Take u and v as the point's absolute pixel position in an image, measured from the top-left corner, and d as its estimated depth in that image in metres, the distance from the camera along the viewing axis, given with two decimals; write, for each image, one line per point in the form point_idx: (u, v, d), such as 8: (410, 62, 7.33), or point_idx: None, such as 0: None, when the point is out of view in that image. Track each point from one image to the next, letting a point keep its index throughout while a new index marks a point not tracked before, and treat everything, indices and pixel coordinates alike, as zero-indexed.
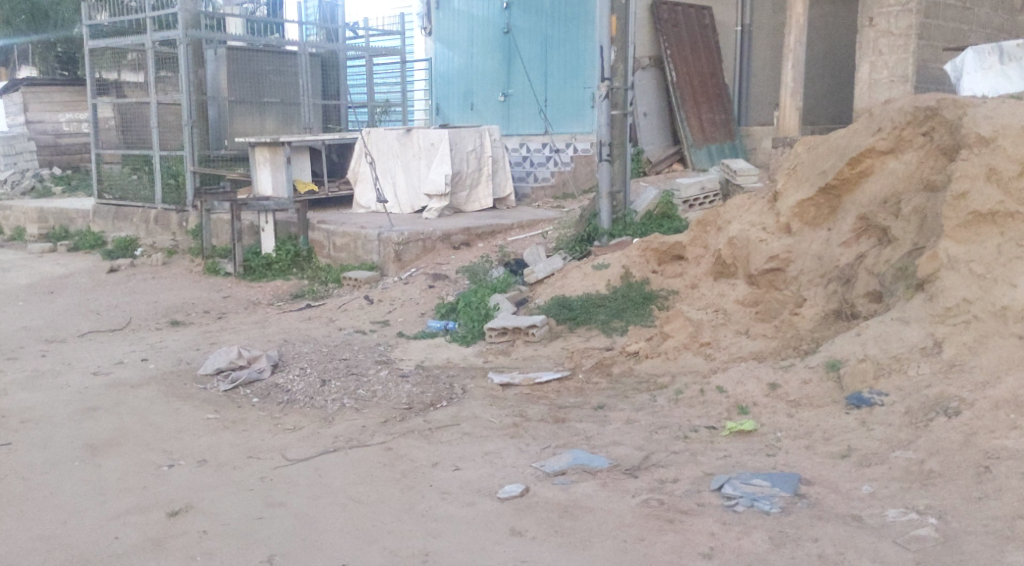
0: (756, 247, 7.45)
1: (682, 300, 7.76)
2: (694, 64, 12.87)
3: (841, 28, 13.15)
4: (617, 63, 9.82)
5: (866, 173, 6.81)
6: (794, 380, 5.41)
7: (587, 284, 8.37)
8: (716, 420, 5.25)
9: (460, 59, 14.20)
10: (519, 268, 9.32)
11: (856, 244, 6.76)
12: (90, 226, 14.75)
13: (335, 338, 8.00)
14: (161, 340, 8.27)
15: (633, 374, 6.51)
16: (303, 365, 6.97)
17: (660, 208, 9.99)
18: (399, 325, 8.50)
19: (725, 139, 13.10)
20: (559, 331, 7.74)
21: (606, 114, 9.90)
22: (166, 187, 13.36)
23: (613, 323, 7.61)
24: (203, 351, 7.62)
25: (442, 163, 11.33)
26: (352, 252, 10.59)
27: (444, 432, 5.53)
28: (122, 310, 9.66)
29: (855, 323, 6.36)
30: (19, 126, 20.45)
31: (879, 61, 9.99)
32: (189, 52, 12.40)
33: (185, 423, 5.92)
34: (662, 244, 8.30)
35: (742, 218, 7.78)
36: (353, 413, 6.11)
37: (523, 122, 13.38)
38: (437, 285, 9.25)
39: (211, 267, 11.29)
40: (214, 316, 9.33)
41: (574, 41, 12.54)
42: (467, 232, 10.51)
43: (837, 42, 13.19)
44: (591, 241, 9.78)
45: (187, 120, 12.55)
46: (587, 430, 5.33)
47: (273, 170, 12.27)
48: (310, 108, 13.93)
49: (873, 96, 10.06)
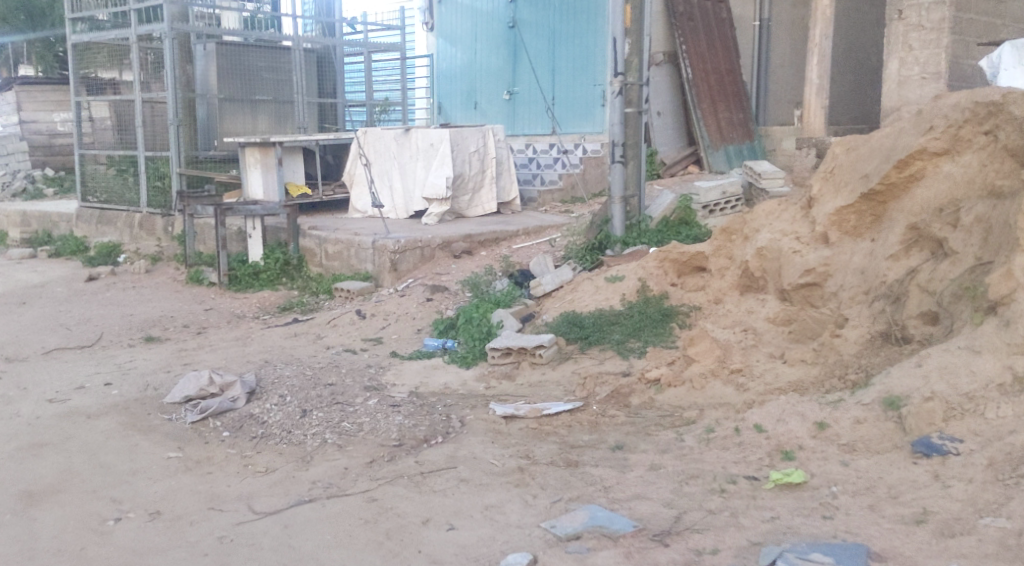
0: (789, 259, 6.74)
1: (706, 317, 7.03)
2: (711, 60, 12.09)
3: (865, 22, 12.32)
4: (632, 58, 9.12)
5: (916, 177, 6.06)
6: (846, 420, 4.62)
7: (599, 299, 7.61)
8: (757, 469, 4.48)
9: (463, 55, 13.42)
10: (525, 279, 8.58)
11: (906, 257, 5.97)
12: (75, 231, 14.02)
13: (321, 359, 7.23)
14: (130, 360, 7.53)
15: (654, 406, 5.73)
16: (284, 392, 6.20)
17: (677, 214, 9.27)
18: (393, 344, 7.73)
19: (744, 139, 12.25)
20: (569, 352, 6.97)
21: (619, 112, 9.15)
22: (152, 190, 12.63)
23: (629, 343, 6.84)
24: (175, 374, 6.87)
25: (442, 165, 10.58)
26: (344, 261, 9.82)
27: (438, 479, 4.76)
28: (93, 324, 8.92)
29: (907, 347, 5.59)
30: (12, 125, 19.74)
31: (910, 57, 8.96)
32: (174, 46, 11.70)
33: (140, 464, 5.17)
34: (681, 253, 7.63)
35: (772, 226, 7.14)
36: (334, 451, 5.35)
37: (530, 121, 12.61)
38: (436, 297, 8.50)
39: (195, 276, 10.54)
40: (192, 332, 8.60)
41: (583, 35, 11.78)
42: (469, 240, 9.74)
43: (861, 37, 12.38)
44: (603, 250, 9.00)
45: (173, 118, 11.84)
46: (605, 478, 4.57)
47: (264, 172, 11.53)
48: (304, 106, 13.08)
49: (903, 95, 8.99)
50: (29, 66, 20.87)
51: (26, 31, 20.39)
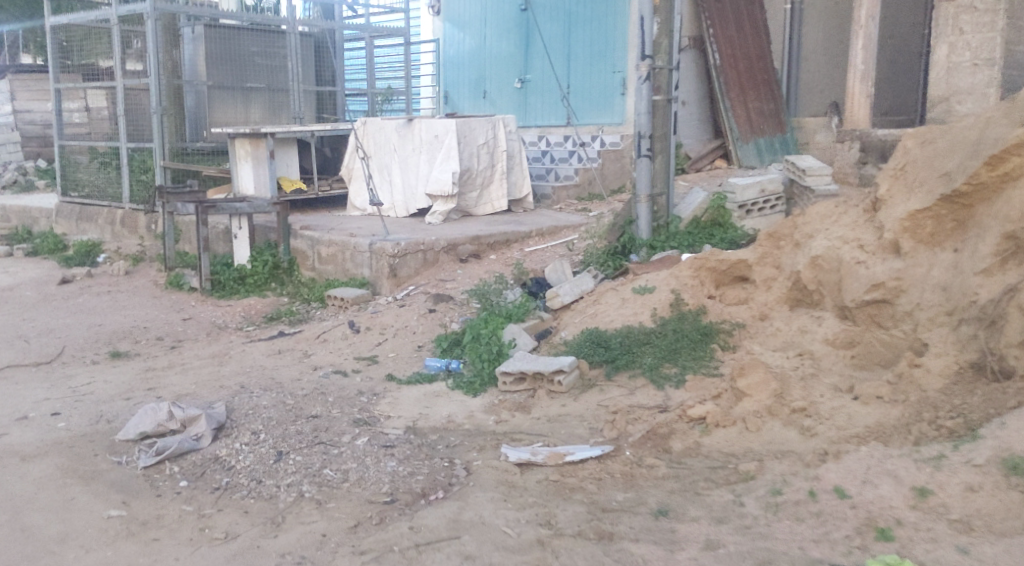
0: (853, 271, 5.78)
1: (751, 337, 6.12)
2: (739, 45, 11.07)
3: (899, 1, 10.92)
4: (661, 39, 8.13)
5: (1011, 175, 5.06)
6: (955, 485, 3.63)
7: (625, 313, 6.60)
8: (844, 552, 3.55)
9: (472, 40, 12.42)
10: (540, 289, 7.58)
11: (1001, 272, 4.93)
12: (55, 227, 13.07)
13: (305, 384, 6.24)
14: (88, 382, 6.57)
15: (700, 453, 4.72)
16: (257, 428, 5.26)
17: (709, 215, 8.32)
18: (389, 364, 6.76)
19: (776, 131, 11.18)
20: (593, 378, 5.98)
21: (647, 100, 8.16)
22: (136, 183, 11.70)
23: (664, 369, 5.86)
24: (136, 403, 5.90)
25: (447, 158, 9.59)
26: (339, 265, 8.84)
27: (435, 555, 3.86)
28: (55, 335, 7.97)
29: (1010, 387, 4.48)
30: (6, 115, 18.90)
31: (961, 42, 7.25)
32: (157, 28, 10.75)
33: (74, 527, 4.29)
34: (720, 261, 6.69)
35: (829, 231, 6.16)
36: (312, 510, 4.42)
37: (544, 112, 11.60)
38: (439, 308, 7.51)
39: (175, 281, 9.55)
40: (165, 347, 7.66)
41: (602, 18, 10.78)
42: (476, 242, 8.78)
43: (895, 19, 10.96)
44: (626, 255, 8.14)
45: (156, 105, 10.85)
46: (648, 559, 3.68)
47: (255, 166, 10.53)
48: (300, 94, 12.08)
49: (954, 83, 7.33)
50: (29, 54, 19.84)
51: (24, 19, 19.48)
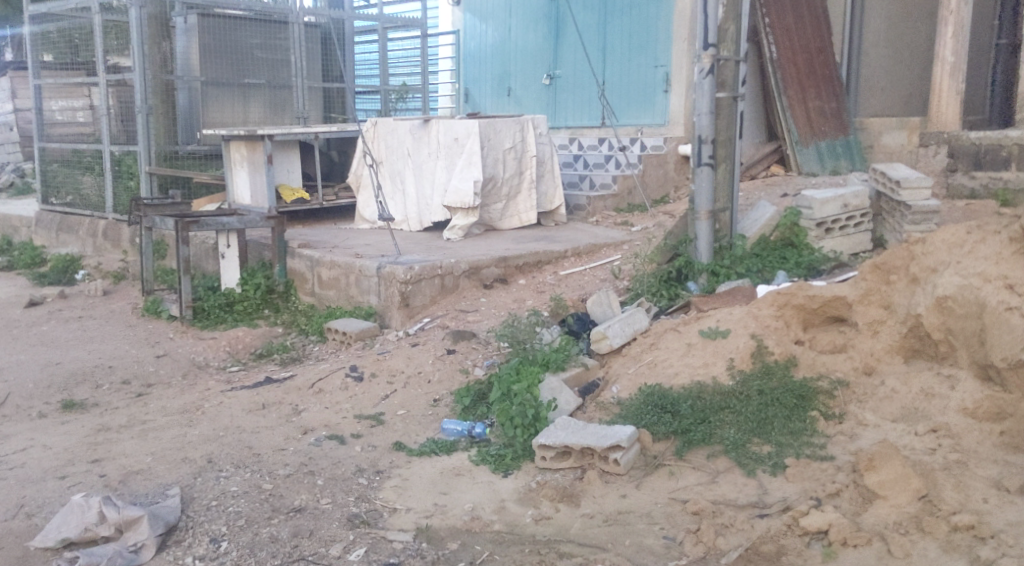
0: (1000, 321, 4.38)
1: (860, 400, 4.77)
2: (798, 36, 9.54)
3: None
4: (727, 24, 6.76)
5: None
6: None
7: (691, 366, 5.16)
8: None
9: (496, 32, 11.10)
10: (583, 329, 6.17)
11: None
12: (35, 238, 11.81)
13: (291, 455, 4.93)
14: (21, 448, 5.25)
15: None
16: (217, 535, 4.00)
17: (779, 233, 6.93)
18: (397, 425, 5.42)
19: (837, 133, 9.59)
20: (657, 456, 4.63)
21: (709, 97, 6.76)
22: (119, 191, 10.43)
23: (751, 447, 4.52)
24: (69, 485, 4.56)
25: (468, 165, 8.24)
26: (342, 291, 7.52)
27: None
28: (3, 377, 6.69)
29: None
30: (8, 115, 17.76)
31: None
32: (142, 17, 9.46)
33: None
34: (811, 298, 5.28)
35: (958, 262, 4.72)
36: None
37: (576, 111, 10.29)
38: (459, 349, 6.16)
39: (152, 307, 8.23)
40: (130, 394, 6.36)
41: (644, 4, 9.42)
42: (504, 264, 7.46)
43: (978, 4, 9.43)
44: (683, 283, 6.76)
45: (141, 103, 9.55)
46: None
47: (252, 173, 9.27)
48: (304, 91, 10.69)
49: None
50: None
51: None
